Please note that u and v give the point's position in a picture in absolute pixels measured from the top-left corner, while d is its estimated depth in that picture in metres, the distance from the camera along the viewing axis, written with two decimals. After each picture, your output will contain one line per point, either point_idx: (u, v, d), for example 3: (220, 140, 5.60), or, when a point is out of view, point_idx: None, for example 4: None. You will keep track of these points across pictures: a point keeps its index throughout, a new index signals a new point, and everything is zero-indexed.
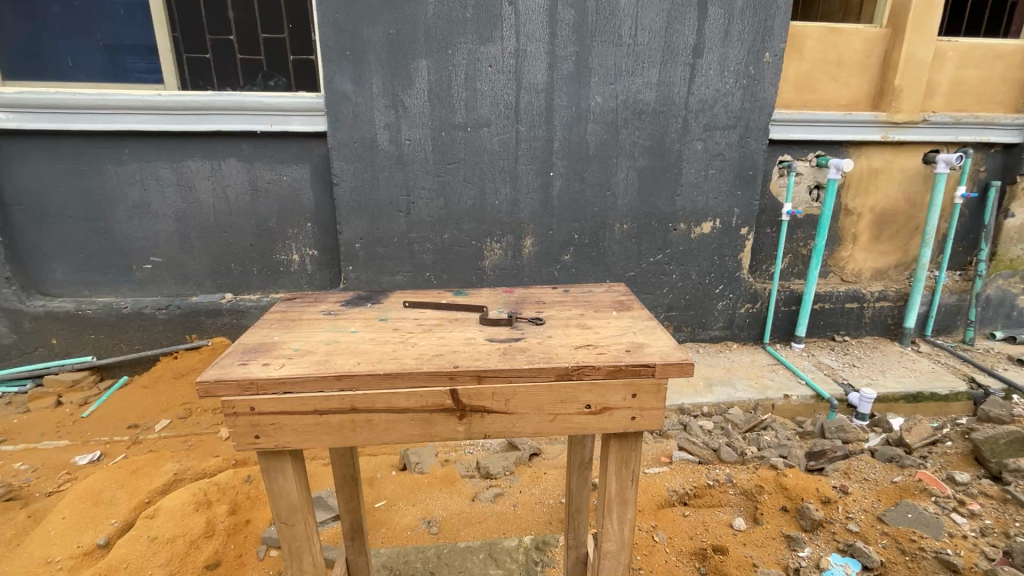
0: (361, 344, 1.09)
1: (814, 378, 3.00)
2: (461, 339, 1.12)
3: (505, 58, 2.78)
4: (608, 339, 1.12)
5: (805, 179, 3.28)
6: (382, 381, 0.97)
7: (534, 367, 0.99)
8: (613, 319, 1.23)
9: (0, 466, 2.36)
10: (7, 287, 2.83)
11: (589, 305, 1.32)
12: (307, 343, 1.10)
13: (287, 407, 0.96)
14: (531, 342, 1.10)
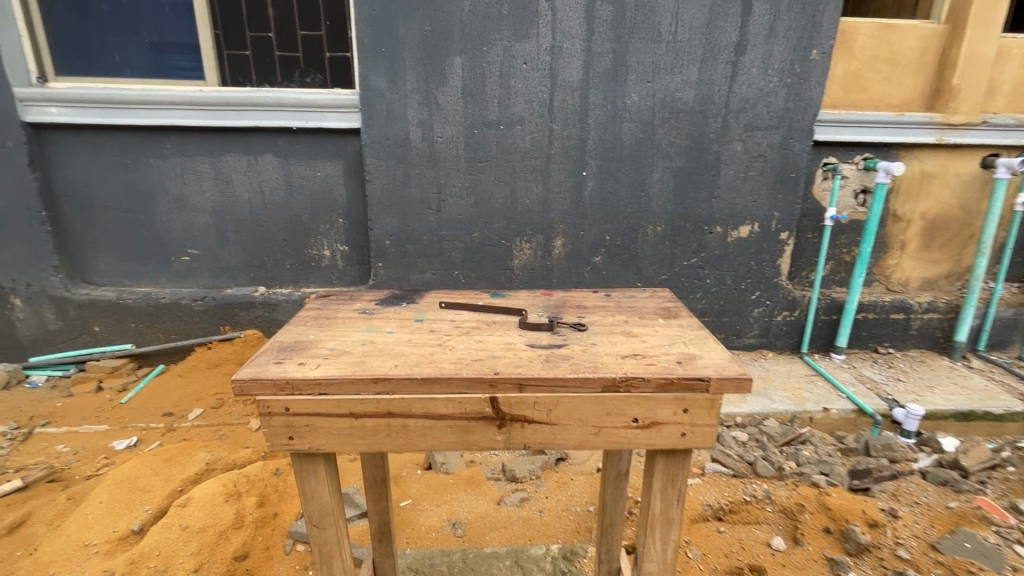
0: (400, 347, 1.07)
1: (856, 392, 2.86)
2: (501, 343, 1.09)
3: (540, 55, 2.74)
4: (654, 350, 1.07)
5: (851, 183, 3.13)
6: (420, 386, 0.96)
7: (580, 377, 0.96)
8: (659, 326, 1.18)
9: (45, 447, 2.45)
10: (55, 275, 2.93)
11: (633, 312, 1.27)
12: (342, 343, 1.09)
13: (323, 408, 0.96)
14: (573, 349, 1.07)
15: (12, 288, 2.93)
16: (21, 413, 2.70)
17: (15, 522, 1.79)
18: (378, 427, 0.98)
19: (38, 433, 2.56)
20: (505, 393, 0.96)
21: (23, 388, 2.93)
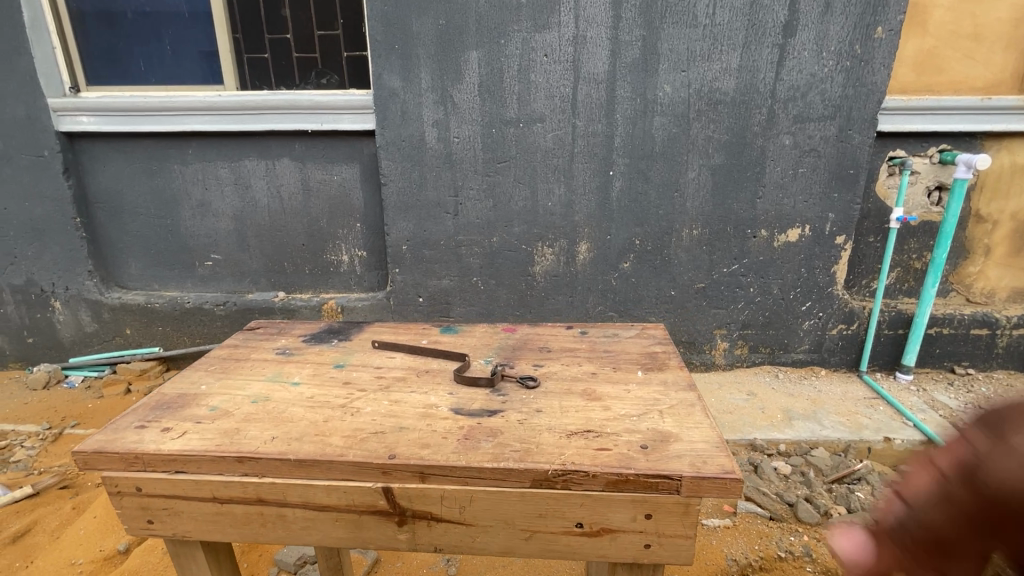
0: (293, 409, 1.08)
1: (926, 421, 2.48)
2: (420, 407, 1.07)
3: (562, 46, 2.54)
4: (614, 429, 0.98)
5: (924, 179, 2.73)
6: (296, 469, 0.93)
7: (501, 469, 0.88)
8: (624, 396, 1.10)
9: (71, 449, 2.51)
10: (90, 279, 3.03)
11: (608, 362, 1.25)
12: (226, 403, 1.11)
13: (181, 490, 0.96)
14: (495, 421, 1.01)
15: (51, 291, 3.04)
16: (54, 413, 2.78)
17: (20, 531, 1.82)
18: (250, 514, 0.97)
19: (67, 434, 2.62)
20: (403, 482, 0.91)
21: (60, 388, 3.03)
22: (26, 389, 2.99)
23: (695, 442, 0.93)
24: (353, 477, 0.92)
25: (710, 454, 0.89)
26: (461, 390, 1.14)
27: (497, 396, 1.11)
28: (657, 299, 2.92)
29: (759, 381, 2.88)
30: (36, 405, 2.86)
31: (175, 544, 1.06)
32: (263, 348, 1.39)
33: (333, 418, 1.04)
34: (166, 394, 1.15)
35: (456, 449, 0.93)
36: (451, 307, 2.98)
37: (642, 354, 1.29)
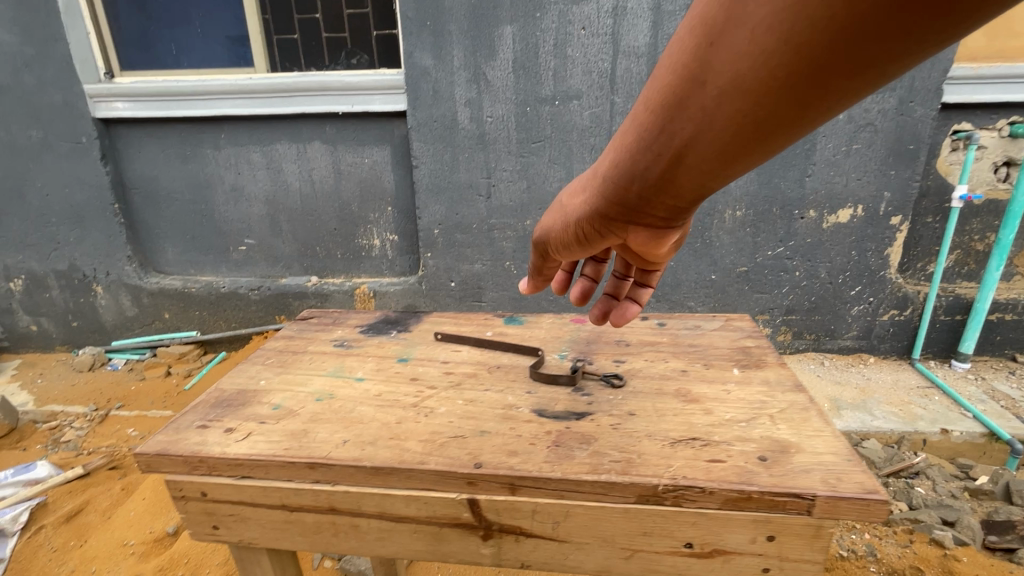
0: (362, 408, 1.06)
1: (986, 412, 2.33)
2: (499, 408, 1.04)
3: (601, 18, 2.42)
4: (723, 437, 0.92)
5: (990, 154, 2.54)
6: (370, 477, 0.89)
7: (607, 482, 0.83)
8: (727, 398, 1.04)
9: (117, 430, 2.58)
10: (129, 264, 3.07)
11: (701, 358, 1.22)
12: (288, 400, 1.09)
13: (248, 495, 0.94)
14: (588, 426, 0.97)
15: (93, 276, 3.10)
16: (100, 395, 2.85)
17: (73, 510, 1.88)
18: (322, 523, 0.94)
19: (112, 415, 2.69)
20: (491, 494, 0.87)
21: (105, 370, 3.11)
22: (73, 371, 3.08)
23: (822, 454, 0.86)
24: (436, 487, 0.88)
25: (846, 470, 0.82)
26: (540, 388, 1.12)
27: (581, 397, 1.08)
28: (696, 284, 2.82)
29: (804, 368, 2.76)
30: (83, 386, 2.94)
31: (237, 549, 1.06)
32: (321, 340, 1.40)
33: (409, 418, 1.01)
34: (224, 390, 1.15)
35: (548, 457, 0.89)
36: (484, 292, 2.93)
37: (735, 350, 1.25)
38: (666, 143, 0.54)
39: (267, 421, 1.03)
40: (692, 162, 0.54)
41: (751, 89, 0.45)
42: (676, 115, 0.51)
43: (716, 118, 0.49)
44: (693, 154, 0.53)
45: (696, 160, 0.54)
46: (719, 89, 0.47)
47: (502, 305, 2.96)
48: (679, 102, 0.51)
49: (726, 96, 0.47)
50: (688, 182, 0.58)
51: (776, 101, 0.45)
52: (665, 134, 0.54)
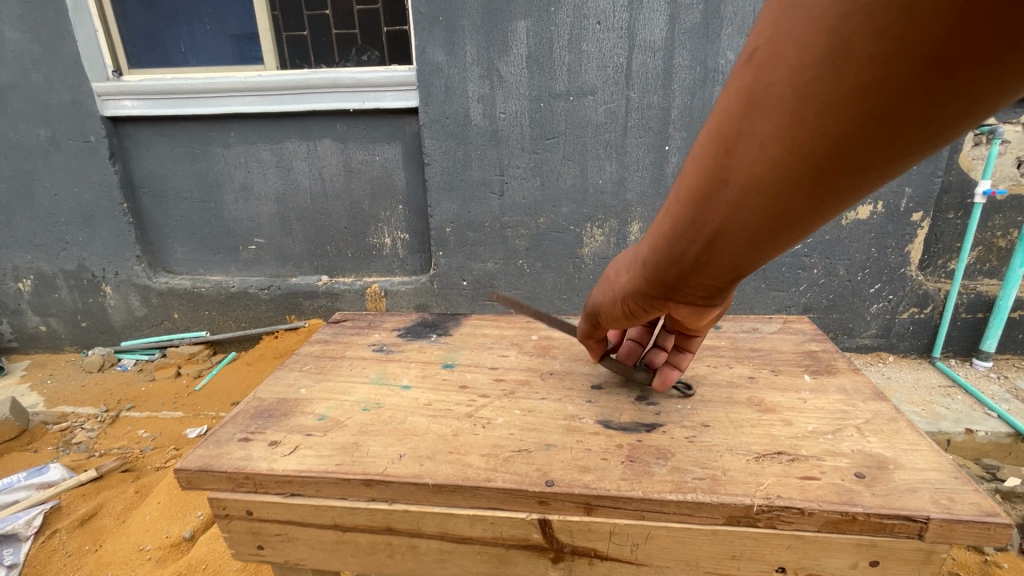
0: (415, 419, 1.03)
1: (1011, 411, 2.29)
2: (562, 419, 1.01)
3: (616, 12, 2.37)
4: (812, 450, 0.90)
5: (1014, 149, 2.49)
6: (434, 496, 0.86)
7: (698, 502, 0.79)
8: (806, 407, 1.03)
9: (129, 431, 2.55)
10: (138, 264, 3.04)
11: (769, 364, 1.21)
12: (335, 410, 1.06)
13: (297, 514, 0.91)
14: (662, 438, 0.95)
15: (103, 276, 3.08)
16: (111, 396, 2.83)
17: (87, 514, 1.86)
18: (380, 541, 0.92)
19: (124, 417, 2.66)
20: (564, 514, 0.84)
21: (115, 370, 3.08)
22: (82, 372, 3.06)
23: (926, 471, 0.84)
24: (504, 506, 0.85)
25: (960, 490, 0.79)
26: (599, 396, 1.10)
27: (648, 406, 1.06)
28: None
29: None
30: (93, 387, 2.92)
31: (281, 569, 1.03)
32: (357, 345, 1.37)
33: (467, 430, 0.98)
34: (264, 399, 1.12)
35: (624, 474, 0.86)
36: (496, 291, 2.90)
37: (801, 355, 1.25)
38: (710, 209, 0.55)
39: (314, 433, 1.00)
40: (739, 227, 0.54)
41: (806, 158, 0.44)
42: (724, 187, 0.52)
43: (763, 188, 0.48)
44: (742, 220, 0.53)
45: (746, 225, 0.54)
46: (762, 160, 0.46)
47: None
48: (726, 169, 0.50)
49: (775, 165, 0.46)
50: (735, 250, 0.58)
51: (832, 172, 0.44)
52: (714, 205, 0.54)
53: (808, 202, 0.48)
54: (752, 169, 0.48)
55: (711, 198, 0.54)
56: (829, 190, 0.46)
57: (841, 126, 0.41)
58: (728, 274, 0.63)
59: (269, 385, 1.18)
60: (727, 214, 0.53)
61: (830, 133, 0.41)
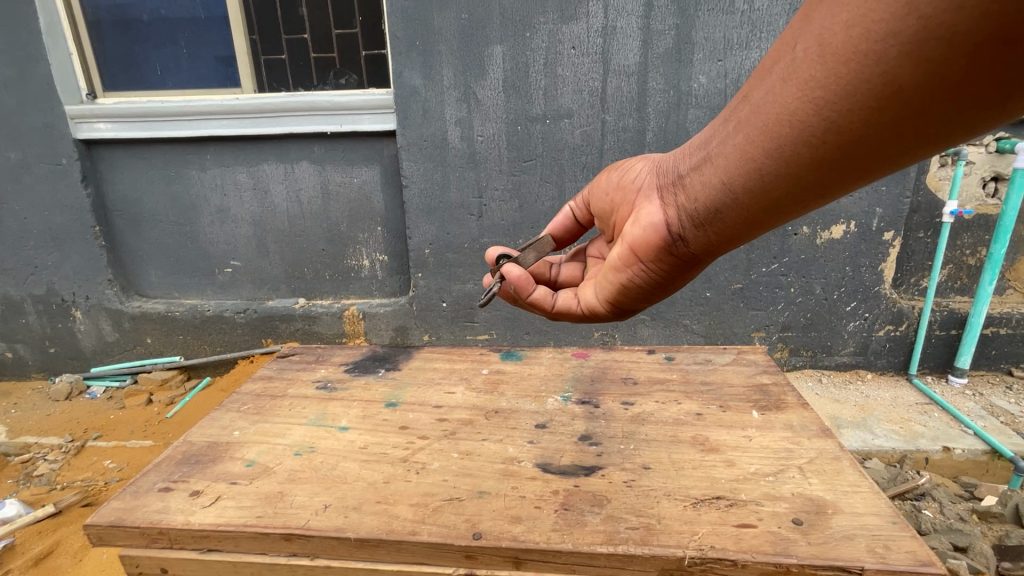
0: (347, 464, 1.18)
1: (987, 428, 2.30)
2: (501, 463, 1.17)
3: (591, 37, 2.42)
4: (750, 494, 1.06)
5: (978, 170, 2.57)
6: (353, 548, 0.99)
7: (626, 555, 0.93)
8: (750, 447, 1.20)
9: (94, 462, 2.46)
10: (110, 288, 2.98)
11: (715, 399, 1.41)
12: (264, 456, 1.22)
13: (211, 565, 1.03)
14: (599, 483, 1.10)
15: (72, 301, 3.00)
16: (77, 425, 2.73)
17: (42, 553, 1.78)
18: None
19: (89, 447, 2.57)
20: (491, 565, 0.97)
21: (83, 398, 2.98)
22: (48, 401, 2.95)
23: (864, 515, 1.00)
24: (431, 559, 0.98)
25: (897, 539, 0.94)
26: (541, 437, 1.26)
27: (590, 447, 1.23)
28: (691, 301, 2.78)
29: (802, 387, 2.72)
30: (59, 417, 2.82)
31: None
32: (302, 382, 1.57)
33: (398, 476, 1.13)
34: (195, 443, 1.28)
35: (557, 525, 0.99)
36: (476, 312, 2.87)
37: (753, 389, 1.45)
38: (744, 102, 0.88)
39: (239, 481, 1.14)
40: (745, 125, 0.87)
41: (811, 78, 0.74)
42: (760, 81, 0.83)
43: (784, 86, 0.78)
44: (751, 117, 0.85)
45: (750, 127, 0.86)
46: (792, 70, 0.77)
47: (494, 326, 2.90)
48: (771, 65, 0.82)
49: (795, 76, 0.76)
50: (729, 149, 0.91)
51: (813, 108, 0.75)
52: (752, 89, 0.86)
53: (791, 118, 0.79)
54: (786, 71, 0.78)
55: (754, 85, 0.86)
56: (805, 123, 0.77)
57: (839, 78, 0.70)
58: (704, 181, 0.98)
59: (205, 428, 1.35)
60: (750, 103, 0.86)
61: (831, 80, 0.71)
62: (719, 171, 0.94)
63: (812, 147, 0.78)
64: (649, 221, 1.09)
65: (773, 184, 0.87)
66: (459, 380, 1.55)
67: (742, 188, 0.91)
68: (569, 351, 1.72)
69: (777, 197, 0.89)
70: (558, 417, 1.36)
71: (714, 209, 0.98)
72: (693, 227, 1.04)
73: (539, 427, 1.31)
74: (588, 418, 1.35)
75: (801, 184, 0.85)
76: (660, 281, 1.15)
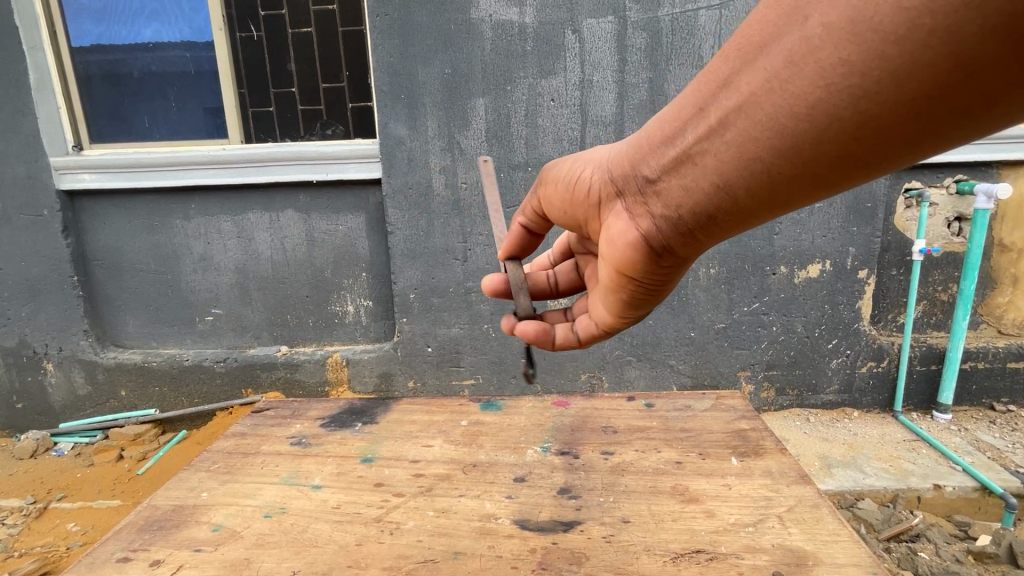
0: (318, 526, 1.13)
1: (975, 465, 2.30)
2: (478, 521, 1.13)
3: (569, 90, 2.53)
4: (730, 546, 1.04)
5: (942, 210, 2.68)
6: None
7: None
8: (730, 496, 1.19)
9: (55, 526, 2.32)
10: (85, 339, 2.90)
11: (698, 447, 1.39)
12: (231, 520, 1.17)
13: None
14: (578, 539, 1.07)
15: (45, 353, 2.91)
16: (40, 485, 2.59)
17: None
18: None
19: (52, 508, 2.43)
20: None
21: (48, 456, 2.85)
22: (12, 459, 2.81)
23: (843, 565, 0.98)
24: None
25: None
26: (520, 491, 1.23)
27: (569, 501, 1.20)
28: (676, 341, 2.79)
29: (789, 426, 2.70)
30: (22, 476, 2.68)
31: None
32: (275, 438, 1.53)
33: (371, 538, 1.08)
34: (159, 508, 1.22)
35: None
36: (462, 357, 2.84)
37: (733, 435, 1.44)
38: (729, 91, 0.76)
39: (204, 548, 1.08)
40: (739, 118, 0.76)
41: (839, 62, 0.64)
42: (757, 63, 0.72)
43: (799, 67, 0.67)
44: (749, 109, 0.74)
45: (747, 120, 0.75)
46: (811, 49, 0.66)
47: (480, 370, 2.87)
48: (767, 43, 0.71)
49: (813, 57, 0.66)
50: (718, 147, 0.80)
51: (845, 99, 0.65)
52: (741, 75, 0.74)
53: (809, 107, 0.68)
54: (794, 50, 0.67)
55: (744, 69, 0.74)
56: (831, 118, 0.67)
57: (885, 59, 0.60)
58: (688, 187, 0.86)
59: (170, 490, 1.29)
60: (743, 91, 0.74)
61: (871, 63, 0.61)
62: (708, 174, 0.83)
63: (839, 143, 0.69)
64: (626, 236, 0.97)
65: (780, 180, 0.77)
66: (439, 432, 1.51)
67: (739, 191, 0.81)
68: (548, 400, 1.70)
69: (777, 195, 0.80)
70: (538, 469, 1.33)
71: (703, 219, 0.88)
72: (678, 239, 0.93)
73: (518, 480, 1.28)
74: (567, 470, 1.32)
75: (802, 181, 0.76)
76: (649, 299, 1.06)
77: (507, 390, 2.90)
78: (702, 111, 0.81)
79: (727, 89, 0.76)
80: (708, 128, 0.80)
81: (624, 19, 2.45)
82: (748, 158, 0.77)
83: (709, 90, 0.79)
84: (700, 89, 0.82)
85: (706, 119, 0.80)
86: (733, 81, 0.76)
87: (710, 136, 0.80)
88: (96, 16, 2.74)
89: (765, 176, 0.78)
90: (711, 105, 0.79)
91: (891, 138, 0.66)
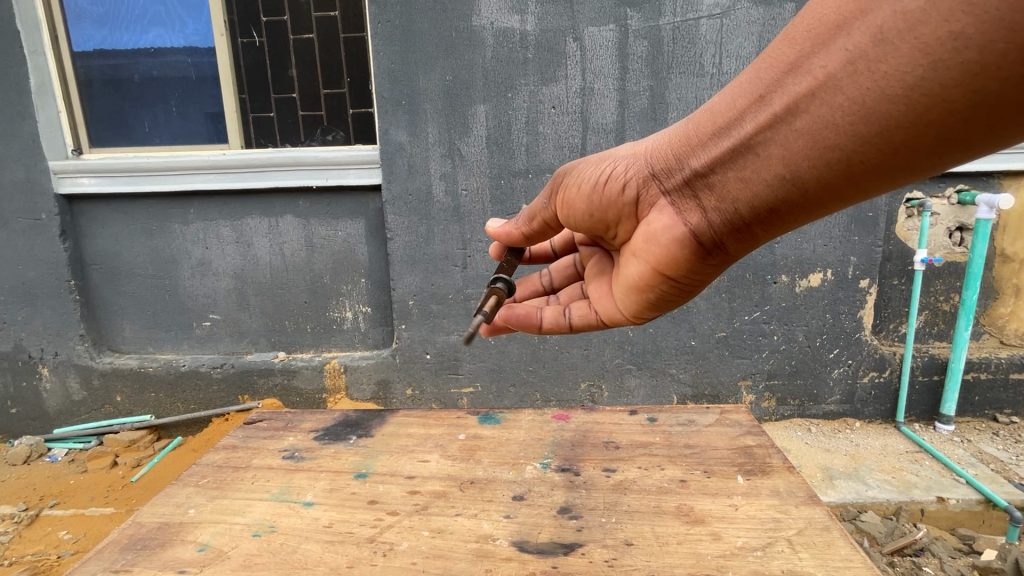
0: (308, 547, 1.11)
1: (979, 477, 2.28)
2: (476, 542, 1.11)
3: (570, 98, 2.53)
4: (738, 572, 1.02)
5: (943, 220, 2.68)
6: None
7: None
8: (736, 518, 1.16)
9: (46, 534, 2.29)
10: (81, 344, 2.88)
11: (701, 464, 1.37)
12: (218, 539, 1.14)
13: None
14: (579, 563, 1.05)
15: (40, 357, 2.89)
16: (33, 492, 2.56)
17: None
18: None
19: (44, 516, 2.40)
20: None
21: (42, 462, 2.82)
22: (4, 465, 2.78)
23: None
24: None
25: None
26: (518, 511, 1.21)
27: (569, 522, 1.17)
28: (677, 349, 2.77)
29: (791, 436, 2.68)
30: (15, 482, 2.65)
31: None
32: (267, 451, 1.51)
33: (364, 560, 1.06)
34: (143, 526, 1.20)
35: None
36: (461, 363, 2.82)
37: (737, 452, 1.42)
38: (801, 75, 0.78)
39: (188, 570, 1.06)
40: (814, 105, 0.77)
41: (954, 34, 0.62)
42: (837, 40, 0.72)
43: (894, 40, 0.66)
44: (826, 93, 0.75)
45: (826, 105, 0.76)
46: (911, 23, 0.65)
47: (479, 378, 2.85)
48: (847, 23, 0.71)
49: (913, 33, 0.65)
50: (787, 135, 0.82)
51: (955, 77, 0.63)
52: (812, 58, 0.76)
53: (908, 92, 0.67)
54: (886, 25, 0.67)
55: (817, 52, 0.75)
56: (935, 97, 0.66)
57: (1012, 31, 0.58)
58: (749, 177, 0.90)
59: (157, 505, 1.27)
60: (818, 75, 0.75)
61: (994, 39, 0.59)
62: (773, 164, 0.86)
63: (942, 125, 0.68)
64: (677, 231, 1.04)
65: (858, 167, 0.78)
66: (435, 446, 1.49)
67: (811, 180, 0.84)
68: (548, 412, 1.69)
69: (857, 181, 0.81)
70: (537, 486, 1.31)
71: (762, 212, 0.93)
72: (732, 228, 0.98)
73: (516, 499, 1.26)
74: (567, 488, 1.30)
75: (891, 165, 0.76)
76: (686, 292, 1.15)
77: (506, 399, 2.88)
78: (762, 99, 0.84)
79: (794, 78, 0.79)
80: (773, 116, 0.83)
81: (625, 28, 2.45)
82: (816, 145, 0.80)
83: (771, 81, 0.82)
84: (761, 74, 0.84)
85: (768, 108, 0.83)
86: (803, 66, 0.77)
87: (777, 125, 0.83)
88: (98, 20, 2.74)
89: (841, 160, 0.79)
90: (776, 92, 0.82)
91: (982, 126, 0.66)
